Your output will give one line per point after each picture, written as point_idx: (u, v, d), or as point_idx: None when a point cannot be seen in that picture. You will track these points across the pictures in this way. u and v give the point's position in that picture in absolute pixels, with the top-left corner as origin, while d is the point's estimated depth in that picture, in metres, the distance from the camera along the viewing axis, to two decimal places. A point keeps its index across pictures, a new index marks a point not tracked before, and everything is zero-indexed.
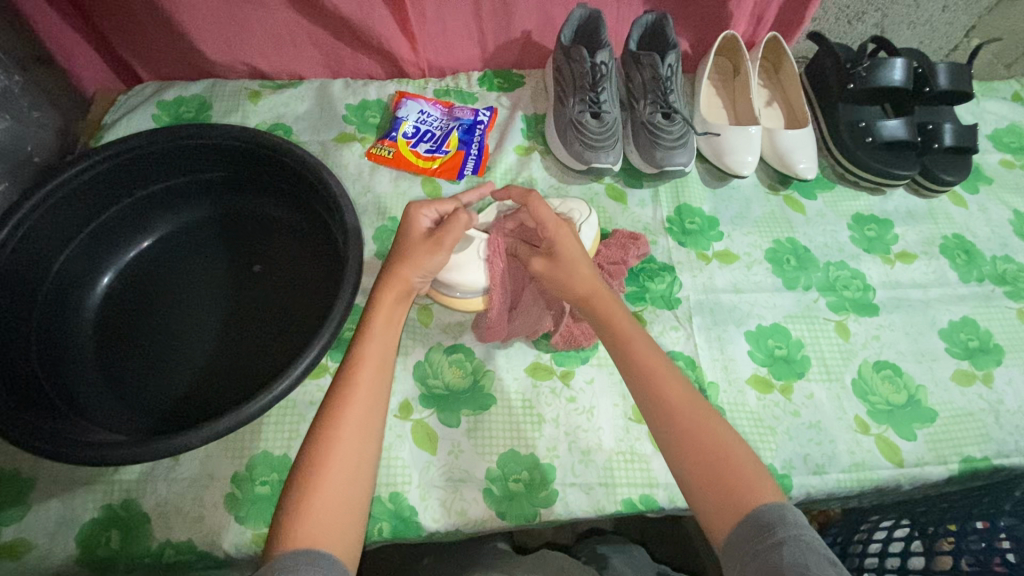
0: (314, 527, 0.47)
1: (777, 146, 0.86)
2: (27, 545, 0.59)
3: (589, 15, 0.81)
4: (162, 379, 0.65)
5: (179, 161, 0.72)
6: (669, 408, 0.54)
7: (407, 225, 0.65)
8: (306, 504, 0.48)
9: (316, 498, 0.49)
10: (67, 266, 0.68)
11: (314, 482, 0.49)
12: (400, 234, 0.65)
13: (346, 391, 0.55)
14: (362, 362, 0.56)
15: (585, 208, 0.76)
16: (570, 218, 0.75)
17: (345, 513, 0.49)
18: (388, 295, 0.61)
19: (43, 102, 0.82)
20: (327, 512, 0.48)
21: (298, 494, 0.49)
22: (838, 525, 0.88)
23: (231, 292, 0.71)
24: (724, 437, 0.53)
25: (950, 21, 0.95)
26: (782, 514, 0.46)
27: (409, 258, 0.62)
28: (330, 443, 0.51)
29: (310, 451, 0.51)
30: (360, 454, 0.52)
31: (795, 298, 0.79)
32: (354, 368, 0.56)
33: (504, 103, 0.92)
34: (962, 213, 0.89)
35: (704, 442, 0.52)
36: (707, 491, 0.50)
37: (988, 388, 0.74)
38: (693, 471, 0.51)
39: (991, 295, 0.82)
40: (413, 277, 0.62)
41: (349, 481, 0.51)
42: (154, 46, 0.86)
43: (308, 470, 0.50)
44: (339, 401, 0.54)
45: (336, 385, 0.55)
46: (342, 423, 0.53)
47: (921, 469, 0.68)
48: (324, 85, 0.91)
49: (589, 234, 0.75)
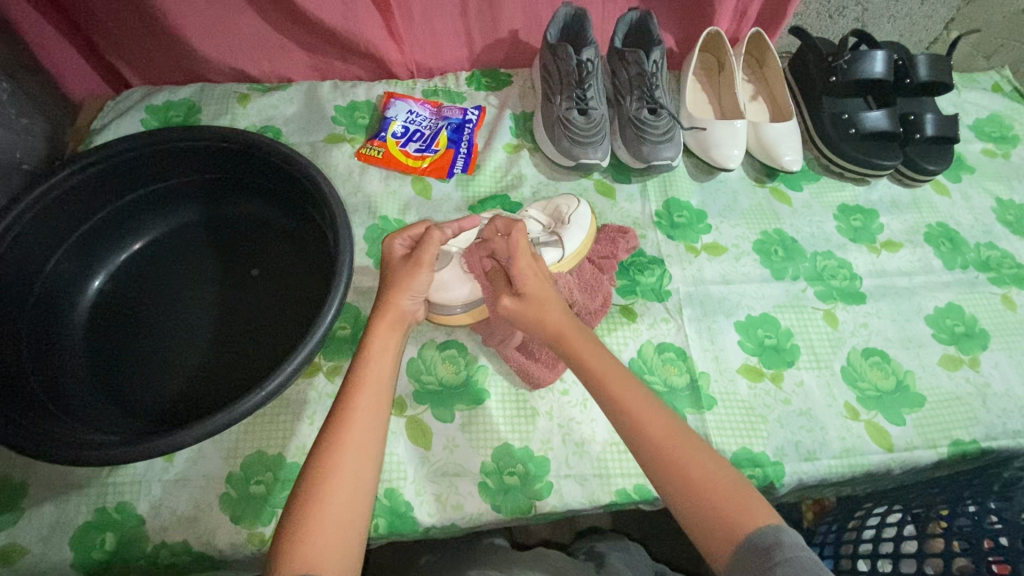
0: (315, 552, 0.47)
1: (762, 139, 0.87)
2: (21, 550, 0.59)
3: (574, 13, 0.82)
4: (155, 381, 0.65)
5: (168, 163, 0.72)
6: (648, 438, 0.53)
7: (386, 258, 0.66)
8: (306, 530, 0.48)
9: (314, 527, 0.48)
10: (57, 269, 0.68)
11: (314, 507, 0.49)
12: (384, 268, 0.66)
13: (349, 413, 0.54)
14: (363, 386, 0.56)
15: (573, 201, 0.76)
16: (559, 213, 0.75)
17: (346, 538, 0.49)
18: (381, 324, 0.61)
19: (30, 109, 0.82)
20: (328, 538, 0.48)
21: (299, 519, 0.48)
22: (832, 514, 0.88)
23: (224, 295, 0.71)
24: (708, 468, 0.51)
25: (929, 14, 0.97)
26: (778, 538, 0.46)
27: (394, 285, 0.63)
28: (333, 466, 0.51)
29: (309, 479, 0.51)
30: (363, 478, 0.52)
31: (783, 289, 0.80)
32: (352, 397, 0.55)
33: (492, 102, 0.93)
34: (945, 202, 0.90)
35: (686, 466, 0.51)
36: (703, 519, 0.49)
37: (975, 372, 0.75)
38: (683, 496, 0.50)
39: (975, 281, 0.83)
40: (403, 300, 0.62)
41: (351, 504, 0.51)
42: (143, 53, 0.86)
43: (311, 492, 0.50)
44: (341, 425, 0.54)
45: (337, 407, 0.55)
46: (344, 446, 0.52)
47: (911, 453, 0.69)
48: (312, 87, 0.91)
49: (584, 222, 0.74)
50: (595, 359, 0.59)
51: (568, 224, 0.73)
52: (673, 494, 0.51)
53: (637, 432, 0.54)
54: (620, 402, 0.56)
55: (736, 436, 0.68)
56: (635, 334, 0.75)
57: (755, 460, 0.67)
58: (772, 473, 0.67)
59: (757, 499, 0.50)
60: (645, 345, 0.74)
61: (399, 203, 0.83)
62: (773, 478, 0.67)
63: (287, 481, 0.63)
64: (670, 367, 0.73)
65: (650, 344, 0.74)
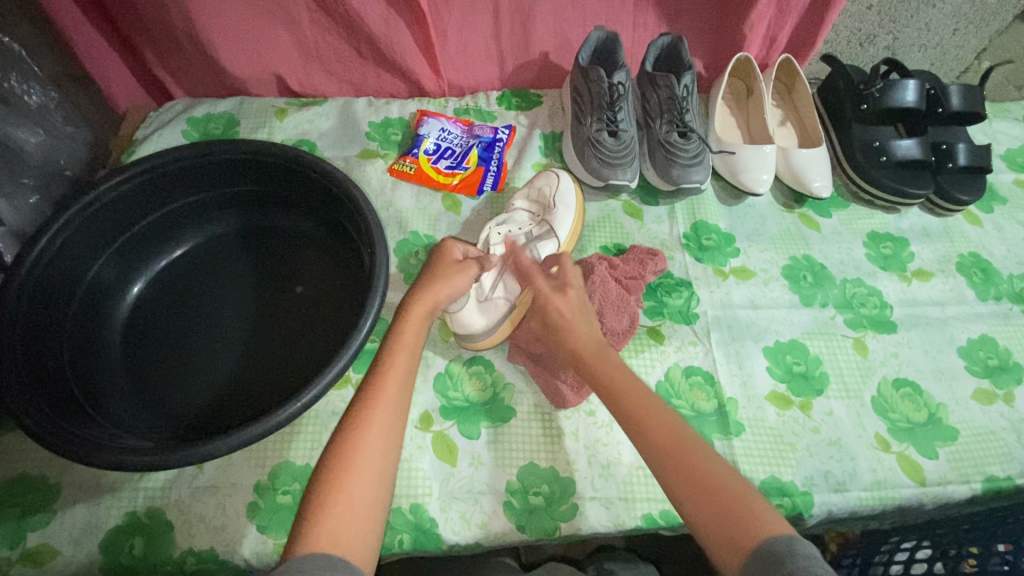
0: (337, 523, 0.48)
1: (792, 165, 0.88)
2: (52, 550, 0.60)
3: (606, 37, 0.84)
4: (190, 388, 0.66)
5: (208, 173, 0.74)
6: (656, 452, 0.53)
7: (438, 252, 0.69)
8: (330, 502, 0.49)
9: (338, 495, 0.49)
10: (99, 275, 0.70)
11: (339, 477, 0.50)
12: (432, 261, 0.68)
13: (379, 387, 0.56)
14: (393, 364, 0.58)
15: (554, 176, 0.81)
16: (544, 197, 0.80)
17: (368, 508, 0.50)
18: (417, 309, 0.62)
19: (76, 118, 0.85)
20: (349, 511, 0.49)
21: (324, 491, 0.49)
22: (857, 547, 0.86)
23: (259, 304, 0.72)
24: (716, 470, 0.51)
25: (960, 44, 0.97)
26: (784, 544, 0.45)
27: (434, 278, 0.65)
28: (358, 440, 0.52)
29: (339, 443, 0.52)
30: (385, 454, 0.53)
31: (812, 315, 0.79)
32: (383, 369, 0.57)
33: (522, 122, 0.95)
34: (977, 232, 0.89)
35: (700, 478, 0.51)
36: (710, 530, 0.48)
37: (1010, 407, 0.74)
38: (698, 502, 0.50)
39: (1009, 313, 0.82)
40: (441, 293, 0.64)
41: (373, 484, 0.51)
42: (189, 66, 0.89)
43: (335, 463, 0.51)
44: (370, 397, 0.55)
45: (365, 384, 0.57)
46: (371, 419, 0.53)
47: (944, 488, 0.68)
48: (348, 103, 0.93)
49: (570, 198, 0.79)
50: (615, 383, 0.59)
51: (555, 207, 0.78)
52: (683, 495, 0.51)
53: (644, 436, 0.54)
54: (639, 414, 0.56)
55: (764, 464, 0.68)
56: (662, 357, 0.74)
57: (783, 489, 0.66)
58: (800, 503, 0.66)
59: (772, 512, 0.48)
60: (672, 368, 0.74)
61: (429, 219, 0.84)
62: (801, 508, 0.66)
63: None
64: (697, 391, 0.72)
65: (677, 367, 0.74)
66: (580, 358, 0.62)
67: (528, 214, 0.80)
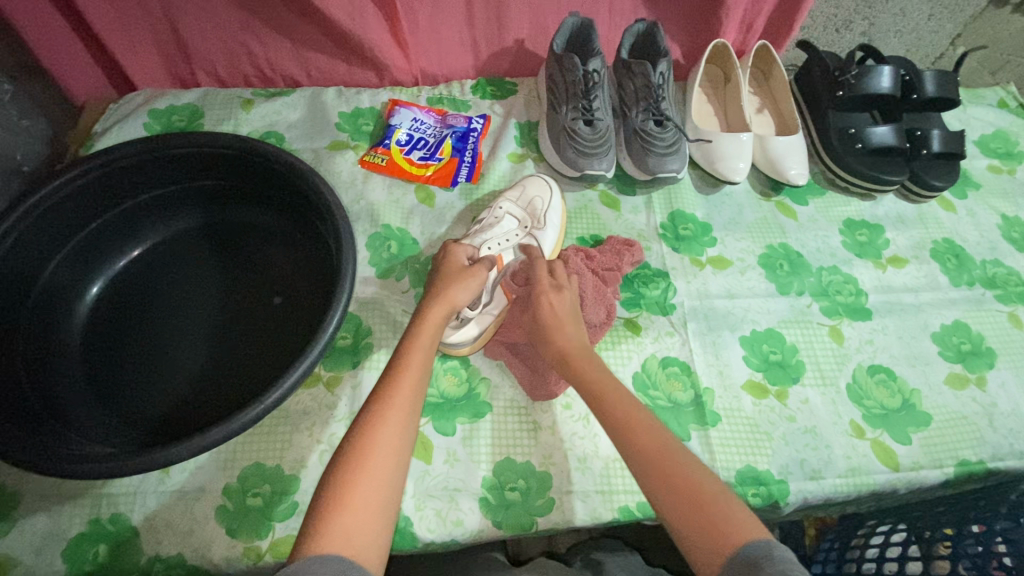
0: (347, 525, 0.44)
1: (769, 153, 0.87)
2: (12, 561, 0.58)
3: (581, 23, 0.82)
4: (152, 390, 0.64)
5: (167, 167, 0.71)
6: (651, 461, 0.51)
7: (447, 256, 0.68)
8: (343, 503, 0.46)
9: (352, 494, 0.46)
10: (54, 276, 0.67)
11: (353, 474, 0.47)
12: (441, 265, 0.68)
13: (393, 385, 0.53)
14: (408, 363, 0.56)
15: (548, 192, 0.80)
16: (534, 208, 0.79)
17: (379, 505, 0.47)
18: (434, 309, 0.61)
19: (31, 111, 0.82)
20: (362, 511, 0.46)
21: (337, 489, 0.46)
22: (834, 532, 0.86)
23: (224, 302, 0.70)
24: (693, 471, 0.49)
25: (935, 29, 0.97)
26: (768, 551, 0.41)
27: (448, 280, 0.65)
28: (371, 437, 0.50)
29: (352, 440, 0.50)
30: (397, 452, 0.50)
31: (789, 304, 0.79)
32: (399, 367, 0.55)
33: (496, 111, 0.93)
34: (951, 218, 0.90)
35: (687, 487, 0.48)
36: (696, 541, 0.45)
37: (982, 391, 0.75)
38: (676, 508, 0.47)
39: (982, 298, 0.82)
40: (456, 293, 0.63)
41: (387, 483, 0.48)
42: (152, 55, 0.86)
43: (348, 462, 0.48)
44: (384, 394, 0.53)
45: (381, 382, 0.54)
46: (386, 417, 0.51)
47: (917, 473, 0.68)
48: (316, 92, 0.90)
49: (556, 218, 0.79)
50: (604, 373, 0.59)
51: (544, 224, 0.78)
52: (662, 499, 0.48)
53: (634, 450, 0.52)
54: (623, 422, 0.54)
55: (740, 454, 0.68)
56: (639, 348, 0.74)
57: (759, 478, 0.66)
58: (776, 492, 0.66)
59: (748, 516, 0.45)
60: (649, 359, 0.73)
61: (402, 211, 0.83)
62: (777, 497, 0.66)
63: (285, 494, 0.62)
64: (674, 382, 0.72)
65: (654, 359, 0.73)
66: (569, 351, 0.62)
67: (517, 222, 0.78)
